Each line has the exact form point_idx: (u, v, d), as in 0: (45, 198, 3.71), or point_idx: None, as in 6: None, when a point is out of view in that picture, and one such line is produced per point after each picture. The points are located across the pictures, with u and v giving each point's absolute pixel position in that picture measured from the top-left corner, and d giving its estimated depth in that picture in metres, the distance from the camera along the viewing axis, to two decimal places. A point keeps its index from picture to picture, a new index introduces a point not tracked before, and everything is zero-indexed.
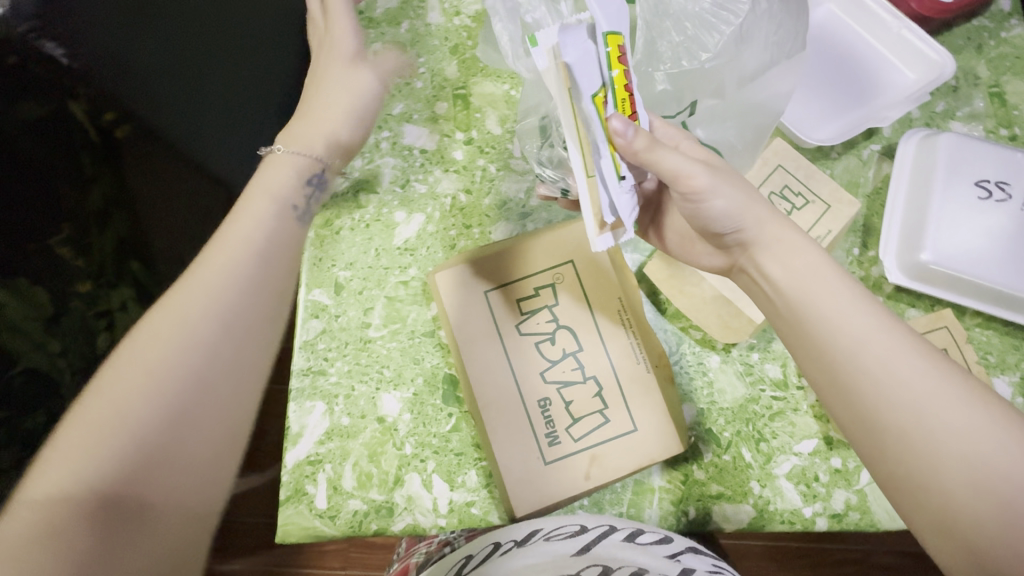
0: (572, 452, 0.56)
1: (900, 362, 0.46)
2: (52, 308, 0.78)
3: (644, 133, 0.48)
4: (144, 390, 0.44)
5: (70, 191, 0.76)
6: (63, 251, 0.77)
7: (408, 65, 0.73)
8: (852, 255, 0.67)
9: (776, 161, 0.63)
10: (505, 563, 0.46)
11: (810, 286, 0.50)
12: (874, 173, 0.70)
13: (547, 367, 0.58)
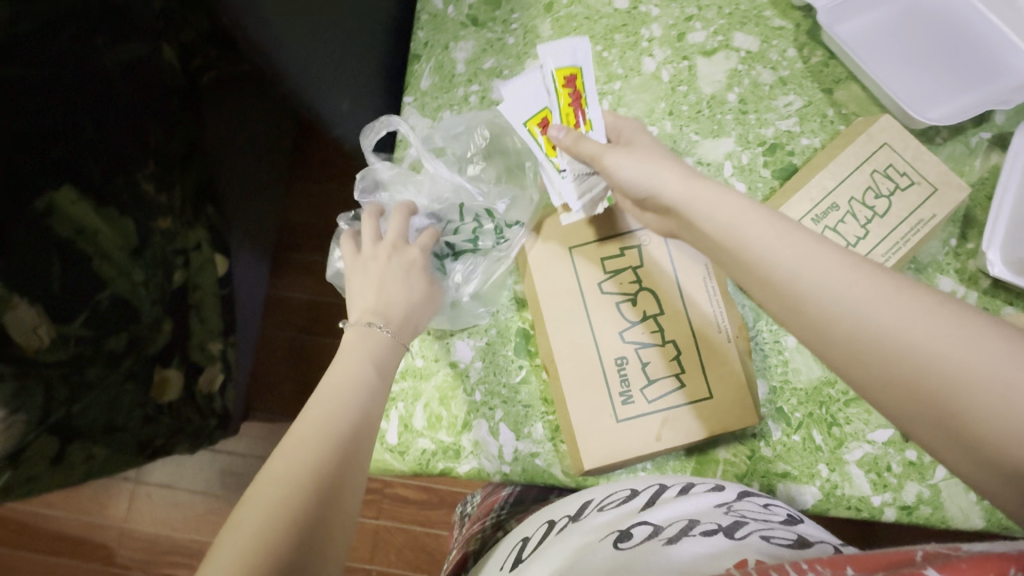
0: (645, 413, 0.56)
1: (887, 311, 0.38)
2: (137, 239, 0.70)
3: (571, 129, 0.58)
4: (325, 442, 0.44)
5: (158, 130, 0.74)
6: (149, 187, 0.71)
7: (501, 21, 0.73)
8: (950, 246, 0.65)
9: (882, 138, 0.60)
10: (564, 540, 0.48)
11: (698, 198, 0.49)
12: (982, 163, 0.67)
13: (626, 327, 0.58)
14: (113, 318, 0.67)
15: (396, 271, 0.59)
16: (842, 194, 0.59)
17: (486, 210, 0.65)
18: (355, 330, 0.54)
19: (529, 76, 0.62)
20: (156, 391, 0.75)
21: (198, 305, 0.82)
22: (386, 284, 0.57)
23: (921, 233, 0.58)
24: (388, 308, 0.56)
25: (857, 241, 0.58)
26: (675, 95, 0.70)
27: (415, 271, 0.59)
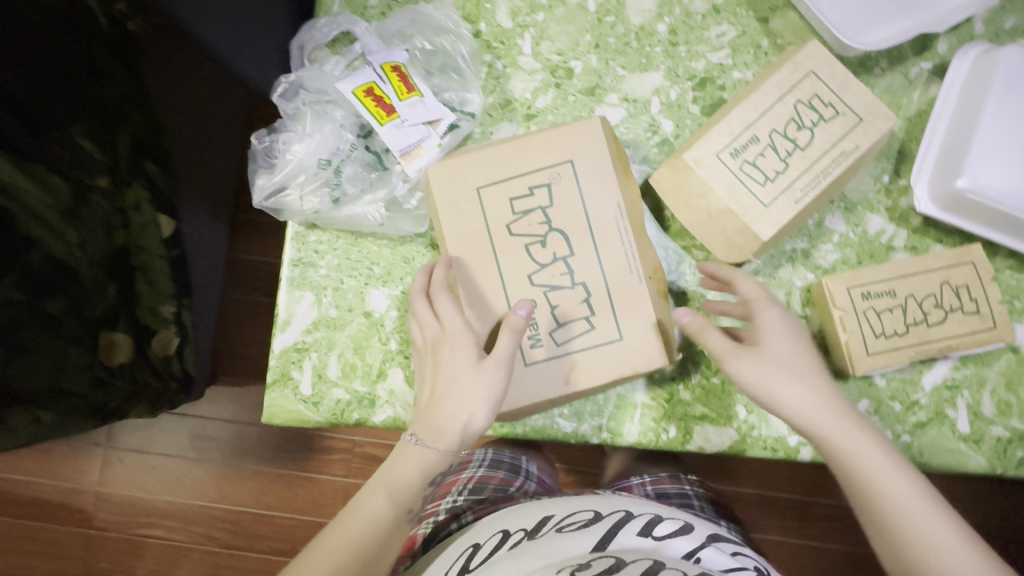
0: (554, 356, 0.55)
1: (923, 518, 0.47)
2: (71, 200, 0.68)
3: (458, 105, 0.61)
4: (358, 543, 0.48)
5: (87, 79, 0.68)
6: (85, 142, 0.69)
7: None
8: (881, 183, 0.62)
9: (808, 67, 0.57)
10: (518, 555, 0.48)
11: (821, 406, 0.51)
12: (920, 95, 0.62)
13: (536, 269, 0.56)
14: (47, 276, 0.65)
15: (466, 367, 0.51)
16: (763, 126, 0.56)
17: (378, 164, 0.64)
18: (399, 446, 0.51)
19: (361, 71, 0.62)
20: (103, 354, 0.77)
21: (145, 268, 0.81)
22: (458, 391, 0.51)
23: (842, 166, 0.55)
24: (453, 414, 0.50)
25: (774, 176, 0.55)
26: (601, 27, 0.66)
27: (488, 361, 0.51)
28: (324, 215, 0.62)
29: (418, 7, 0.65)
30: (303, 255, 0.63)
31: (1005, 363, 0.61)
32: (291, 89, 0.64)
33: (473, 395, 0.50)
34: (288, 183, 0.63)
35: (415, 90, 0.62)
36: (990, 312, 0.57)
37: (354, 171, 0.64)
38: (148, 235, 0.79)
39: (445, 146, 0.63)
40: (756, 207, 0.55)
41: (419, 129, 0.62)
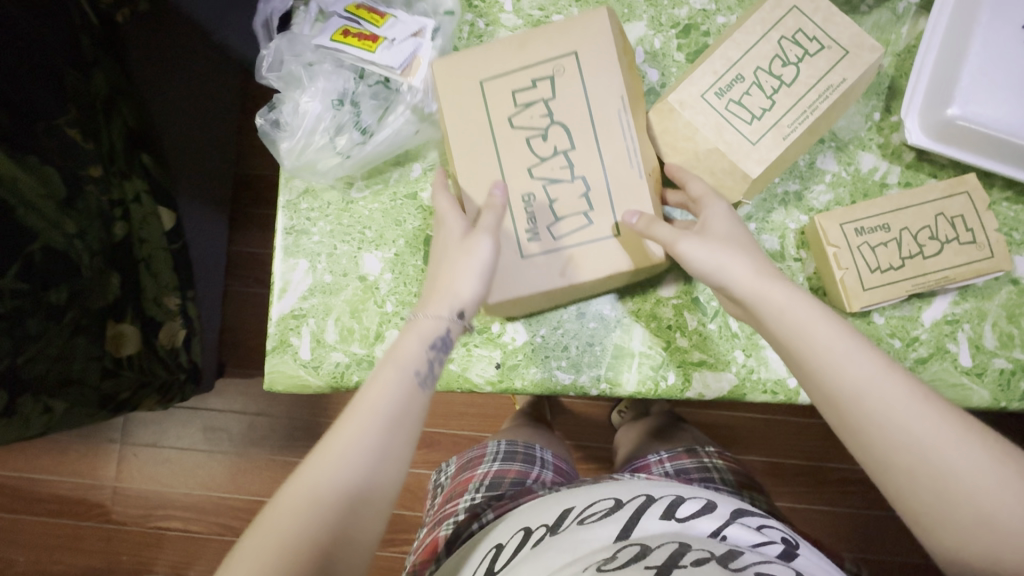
0: (553, 251, 0.56)
1: (881, 392, 0.44)
2: (65, 190, 0.68)
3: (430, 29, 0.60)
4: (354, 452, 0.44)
5: (74, 72, 0.70)
6: (74, 134, 0.69)
7: None
8: (872, 121, 0.61)
9: (790, 2, 0.56)
10: (541, 556, 0.44)
11: (760, 275, 0.50)
12: (909, 31, 0.61)
13: (537, 161, 0.56)
14: (52, 269, 0.66)
15: (457, 241, 0.54)
16: (747, 65, 0.56)
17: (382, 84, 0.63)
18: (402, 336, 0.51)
19: (331, 21, 0.62)
20: (109, 346, 0.76)
21: (149, 259, 0.82)
22: (458, 261, 0.52)
23: (829, 100, 0.55)
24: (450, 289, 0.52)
25: (761, 113, 0.55)
26: None
27: (474, 232, 0.53)
28: (361, 149, 0.62)
29: None
30: (297, 224, 0.64)
31: (1006, 295, 0.60)
32: (274, 58, 0.62)
33: (467, 264, 0.52)
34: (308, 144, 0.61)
35: (387, 14, 0.61)
36: (987, 241, 0.56)
37: (367, 100, 0.62)
38: (151, 225, 0.81)
39: (437, 48, 0.63)
40: (744, 145, 0.55)
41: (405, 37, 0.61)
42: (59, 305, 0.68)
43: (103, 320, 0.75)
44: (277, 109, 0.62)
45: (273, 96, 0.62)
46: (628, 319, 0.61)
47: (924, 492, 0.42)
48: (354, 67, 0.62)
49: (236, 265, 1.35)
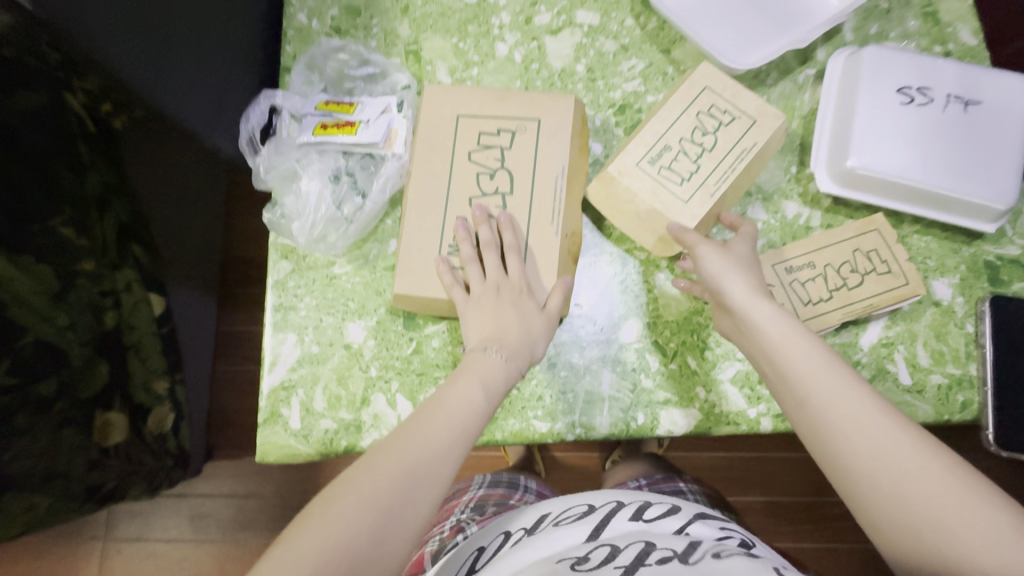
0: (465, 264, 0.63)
1: (854, 403, 0.49)
2: (58, 285, 0.71)
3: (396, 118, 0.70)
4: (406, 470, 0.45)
5: (70, 174, 0.73)
6: (68, 233, 0.72)
7: (362, 27, 0.78)
8: (790, 173, 0.70)
9: (703, 83, 0.66)
10: (518, 550, 0.48)
11: (748, 298, 0.57)
12: (811, 96, 0.73)
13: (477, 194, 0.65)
14: (41, 365, 0.67)
15: (522, 293, 0.61)
16: (673, 137, 0.65)
17: (368, 158, 0.70)
18: (473, 356, 0.56)
19: (308, 120, 0.71)
20: (97, 436, 0.80)
21: (137, 345, 0.88)
22: (515, 316, 0.59)
23: (745, 160, 0.64)
24: (504, 331, 0.58)
25: (689, 176, 0.63)
26: (528, 74, 0.76)
27: (477, 293, 0.61)
28: (362, 211, 0.68)
29: (325, 44, 0.75)
30: (285, 301, 0.69)
31: (931, 317, 0.67)
32: (268, 165, 0.69)
33: (502, 316, 0.59)
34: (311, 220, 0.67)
35: (354, 103, 0.71)
36: (901, 270, 0.64)
37: (358, 171, 0.69)
38: (141, 310, 0.88)
39: (409, 116, 0.71)
40: (677, 203, 0.63)
41: (377, 115, 0.70)
42: (48, 396, 0.70)
43: (90, 409, 0.77)
44: (279, 204, 0.68)
45: (273, 194, 0.68)
46: (595, 365, 0.66)
47: (896, 509, 0.44)
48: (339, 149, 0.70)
49: (224, 345, 1.38)
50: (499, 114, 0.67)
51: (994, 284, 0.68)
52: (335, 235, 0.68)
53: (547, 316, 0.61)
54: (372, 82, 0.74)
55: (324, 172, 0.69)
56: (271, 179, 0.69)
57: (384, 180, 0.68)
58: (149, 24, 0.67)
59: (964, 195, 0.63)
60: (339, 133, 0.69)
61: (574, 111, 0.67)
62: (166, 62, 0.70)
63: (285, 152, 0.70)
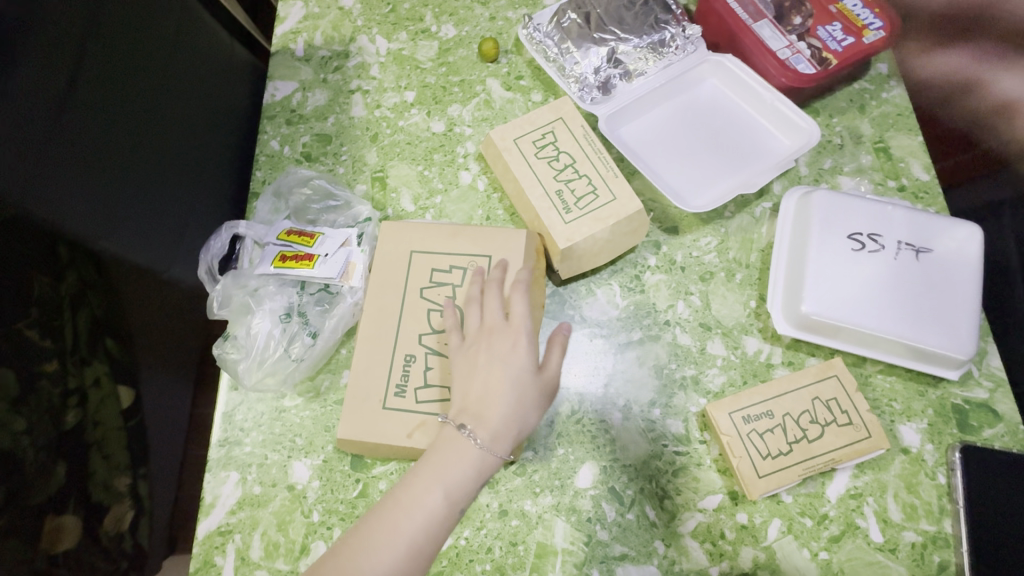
0: (410, 409, 0.62)
1: None
2: (16, 391, 0.65)
3: (355, 251, 0.71)
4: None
5: (44, 278, 0.63)
6: (31, 334, 0.64)
7: (331, 154, 0.80)
8: (750, 308, 0.71)
9: (508, 139, 0.73)
10: None
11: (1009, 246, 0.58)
12: (767, 229, 0.74)
13: (427, 332, 0.64)
14: None
15: (508, 352, 0.55)
16: (548, 181, 0.70)
17: (325, 291, 0.70)
18: (445, 436, 0.52)
19: (267, 250, 0.71)
20: (47, 541, 0.74)
21: (103, 441, 0.82)
22: (501, 378, 0.54)
23: (592, 136, 0.72)
24: (487, 405, 0.53)
25: (591, 177, 0.69)
26: (490, 202, 0.77)
27: (469, 350, 0.57)
28: (313, 349, 0.67)
29: (293, 171, 0.78)
30: (230, 436, 0.67)
31: (900, 465, 0.64)
32: (224, 296, 0.70)
33: (487, 380, 0.54)
34: (260, 358, 0.66)
35: (315, 233, 0.72)
36: (862, 421, 0.62)
37: (312, 305, 0.69)
38: (109, 406, 0.82)
39: (367, 250, 0.72)
40: (612, 203, 0.68)
41: (334, 249, 0.71)
42: None
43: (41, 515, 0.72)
44: (231, 337, 0.68)
45: (226, 327, 0.68)
46: (549, 514, 0.63)
47: None
48: (297, 281, 0.70)
49: None
50: (454, 252, 0.67)
51: (963, 431, 0.65)
52: (285, 370, 0.67)
53: (541, 381, 0.55)
54: (336, 209, 0.76)
55: (274, 306, 0.68)
56: (224, 307, 0.69)
57: (339, 316, 0.68)
58: (93, 159, 0.65)
59: (921, 344, 0.63)
60: (295, 265, 0.69)
61: (530, 246, 0.67)
62: (111, 191, 0.69)
63: (244, 280, 0.70)
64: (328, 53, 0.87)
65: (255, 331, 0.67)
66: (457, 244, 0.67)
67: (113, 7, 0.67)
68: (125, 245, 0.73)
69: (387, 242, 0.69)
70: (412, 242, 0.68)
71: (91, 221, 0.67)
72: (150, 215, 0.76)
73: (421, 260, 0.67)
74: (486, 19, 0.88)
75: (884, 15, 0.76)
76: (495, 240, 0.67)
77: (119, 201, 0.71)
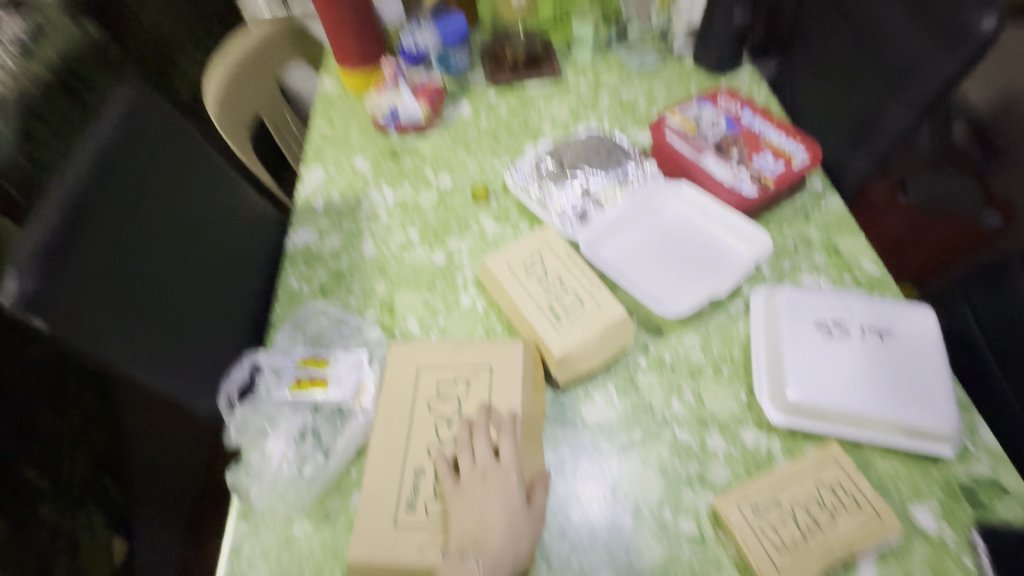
0: (421, 524, 0.62)
1: None
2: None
3: (366, 371, 0.77)
4: None
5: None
6: None
7: (345, 288, 0.90)
8: (741, 399, 0.74)
9: (500, 263, 0.83)
10: None
11: None
12: (744, 325, 0.81)
13: (436, 443, 0.67)
14: None
15: (503, 487, 0.61)
16: (539, 297, 0.78)
17: (337, 412, 0.74)
18: (448, 566, 0.56)
19: (284, 376, 0.77)
20: None
21: None
22: (498, 513, 0.59)
23: (574, 256, 0.82)
24: (485, 535, 0.58)
25: (577, 290, 0.78)
26: (488, 319, 0.85)
27: (466, 483, 0.62)
28: (324, 470, 0.69)
29: (310, 304, 0.86)
30: (236, 570, 0.65)
31: (924, 552, 0.62)
32: (241, 423, 0.73)
33: (485, 514, 0.59)
34: (271, 481, 0.68)
35: (329, 358, 0.78)
36: (872, 505, 0.63)
37: (325, 425, 0.72)
38: (100, 557, 1.07)
39: (376, 370, 0.77)
40: (598, 312, 0.76)
41: (346, 370, 0.76)
42: None
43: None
44: (244, 462, 0.70)
45: (240, 453, 0.71)
46: None
47: None
48: (311, 404, 0.74)
49: None
50: (457, 365, 0.73)
51: (977, 509, 0.65)
52: (296, 493, 0.68)
53: (532, 514, 0.61)
54: (348, 335, 0.83)
55: (287, 429, 0.71)
56: (239, 433, 0.72)
57: (350, 435, 0.71)
58: (143, 303, 0.74)
59: (909, 421, 0.66)
60: (310, 389, 0.74)
61: (526, 354, 0.73)
62: (156, 331, 0.76)
63: (261, 406, 0.74)
64: (343, 205, 1.01)
65: (268, 455, 0.69)
66: (460, 358, 0.73)
67: (169, 182, 0.82)
68: (161, 380, 0.78)
69: (396, 360, 0.75)
70: (418, 358, 0.74)
71: (135, 358, 0.73)
72: (189, 352, 0.82)
73: (428, 374, 0.73)
74: (476, 169, 1.05)
75: (806, 144, 0.92)
76: (494, 351, 0.73)
77: (162, 339, 0.77)
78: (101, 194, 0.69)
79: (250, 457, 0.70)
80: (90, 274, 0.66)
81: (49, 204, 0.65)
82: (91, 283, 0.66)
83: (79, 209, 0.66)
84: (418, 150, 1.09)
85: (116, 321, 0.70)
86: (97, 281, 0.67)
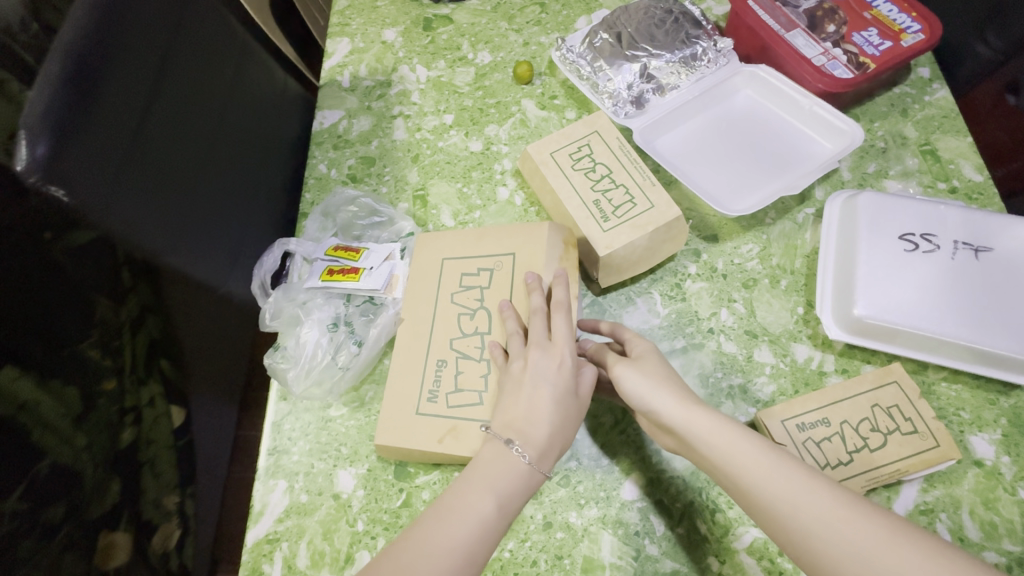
0: (442, 414, 0.62)
1: None
2: (80, 407, 0.79)
3: (398, 264, 0.74)
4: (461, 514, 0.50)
5: (107, 302, 0.82)
6: (93, 353, 0.81)
7: (375, 175, 0.84)
8: (798, 314, 0.69)
9: (544, 152, 0.75)
10: None
11: None
12: (811, 235, 0.73)
13: (459, 336, 0.65)
14: (53, 487, 0.75)
15: (550, 371, 0.57)
16: (585, 192, 0.71)
17: (369, 304, 0.72)
18: (492, 450, 0.54)
19: (316, 264, 0.75)
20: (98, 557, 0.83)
21: (153, 460, 0.90)
22: (546, 399, 0.55)
23: (627, 148, 0.74)
24: (531, 423, 0.54)
25: (627, 186, 0.70)
26: (527, 216, 0.79)
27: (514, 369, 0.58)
28: (358, 359, 0.69)
29: (340, 191, 0.81)
30: (278, 444, 0.68)
31: (975, 480, 0.59)
32: (275, 308, 0.73)
33: (533, 399, 0.55)
34: (306, 365, 0.69)
35: (360, 248, 0.75)
36: (929, 430, 0.59)
37: (357, 315, 0.71)
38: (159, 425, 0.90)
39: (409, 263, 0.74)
40: (650, 211, 0.68)
41: (378, 262, 0.73)
42: (54, 522, 0.76)
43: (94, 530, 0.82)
44: (281, 347, 0.70)
45: (277, 338, 0.71)
46: (595, 526, 0.61)
47: None
48: (342, 294, 0.73)
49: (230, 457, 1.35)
50: (482, 255, 0.68)
51: None
52: (331, 378, 0.69)
53: (579, 398, 0.58)
54: (380, 226, 0.79)
55: (319, 318, 0.71)
56: (274, 318, 0.72)
57: (382, 326, 0.70)
58: (161, 176, 0.70)
59: (988, 347, 0.59)
60: (342, 278, 0.72)
61: (557, 238, 0.66)
62: (175, 205, 0.74)
63: (295, 292, 0.73)
64: (372, 83, 0.92)
65: (303, 340, 0.69)
66: (496, 245, 0.68)
67: (180, 39, 0.73)
68: (183, 255, 0.77)
69: (427, 249, 0.71)
70: (448, 245, 0.70)
71: (156, 232, 0.71)
72: (208, 228, 0.81)
73: (454, 266, 0.69)
74: (520, 44, 0.92)
75: (922, 18, 0.76)
76: (531, 236, 0.67)
77: (182, 215, 0.75)
78: (113, 50, 0.62)
79: (286, 342, 0.71)
80: (107, 144, 0.61)
81: (51, 56, 0.57)
82: (108, 152, 0.61)
83: (91, 66, 0.59)
84: (455, 20, 0.96)
85: (136, 192, 0.66)
86: (115, 152, 0.62)
